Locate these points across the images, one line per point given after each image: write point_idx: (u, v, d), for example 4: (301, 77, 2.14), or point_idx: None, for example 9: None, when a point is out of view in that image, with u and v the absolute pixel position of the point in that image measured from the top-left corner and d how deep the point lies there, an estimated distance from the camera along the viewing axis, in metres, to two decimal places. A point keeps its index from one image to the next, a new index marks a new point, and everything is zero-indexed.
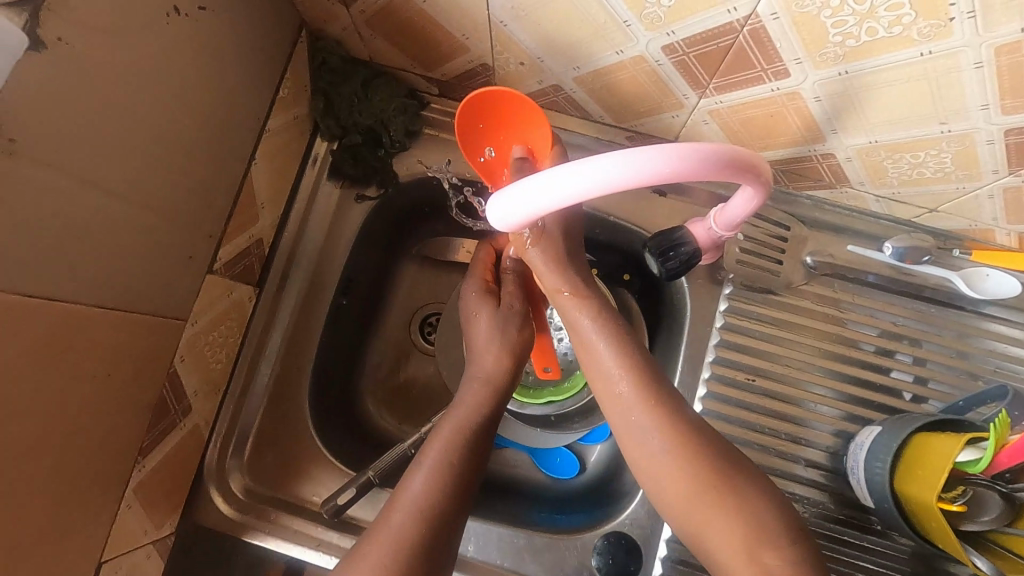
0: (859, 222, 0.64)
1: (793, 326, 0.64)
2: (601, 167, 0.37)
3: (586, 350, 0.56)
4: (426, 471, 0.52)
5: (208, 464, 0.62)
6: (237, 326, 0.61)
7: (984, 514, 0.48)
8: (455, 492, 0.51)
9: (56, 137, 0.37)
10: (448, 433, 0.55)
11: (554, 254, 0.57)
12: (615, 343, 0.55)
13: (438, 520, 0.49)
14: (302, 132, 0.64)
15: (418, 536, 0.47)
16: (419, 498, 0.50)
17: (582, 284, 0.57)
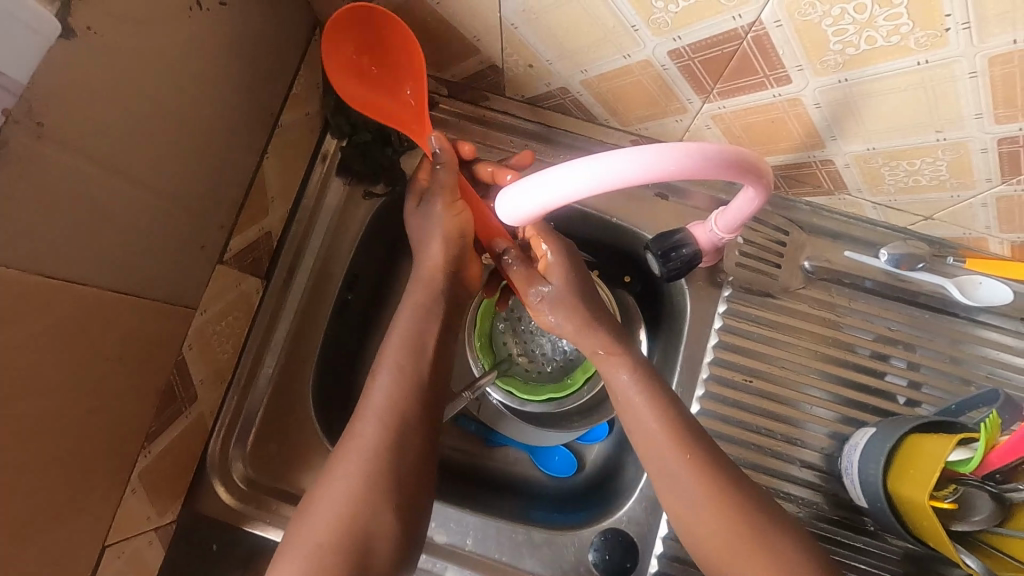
0: (856, 229, 0.65)
1: (790, 329, 0.65)
2: (601, 164, 0.38)
3: (620, 402, 0.56)
4: (388, 377, 0.54)
5: (211, 453, 0.62)
6: (244, 317, 0.62)
7: (976, 514, 0.49)
8: (418, 390, 0.54)
9: (82, 124, 0.38)
10: (404, 339, 0.56)
11: (577, 319, 0.58)
12: (642, 386, 0.55)
13: (405, 423, 0.52)
14: (313, 129, 0.65)
15: (384, 438, 0.50)
16: (383, 405, 0.52)
17: (614, 338, 0.58)
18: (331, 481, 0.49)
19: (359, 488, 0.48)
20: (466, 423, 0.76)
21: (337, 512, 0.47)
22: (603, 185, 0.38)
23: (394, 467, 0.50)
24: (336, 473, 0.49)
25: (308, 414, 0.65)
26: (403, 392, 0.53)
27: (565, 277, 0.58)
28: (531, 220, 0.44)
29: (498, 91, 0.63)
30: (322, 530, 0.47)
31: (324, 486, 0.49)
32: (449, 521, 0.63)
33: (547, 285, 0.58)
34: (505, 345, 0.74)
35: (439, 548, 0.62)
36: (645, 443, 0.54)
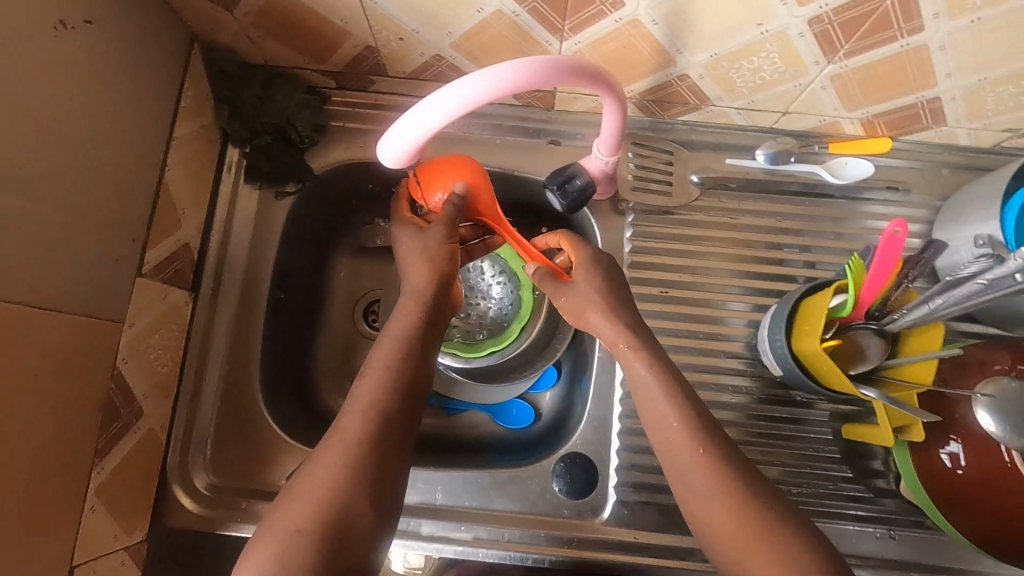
0: (731, 137, 0.71)
1: (695, 239, 0.71)
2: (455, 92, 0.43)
3: (642, 395, 0.56)
4: (373, 378, 0.55)
5: (170, 467, 0.63)
6: (178, 329, 0.63)
7: (872, 352, 0.55)
8: (405, 393, 0.56)
9: None
10: (390, 343, 0.58)
11: (606, 306, 0.60)
12: (667, 392, 0.54)
13: (386, 420, 0.53)
14: (212, 139, 0.67)
15: (371, 435, 0.52)
16: (368, 403, 0.54)
17: (637, 333, 0.58)
18: (316, 469, 0.50)
19: (340, 475, 0.49)
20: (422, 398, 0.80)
21: (318, 497, 0.48)
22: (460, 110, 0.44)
23: (377, 457, 0.51)
24: (319, 462, 0.50)
25: (261, 411, 0.67)
26: (387, 391, 0.55)
27: (590, 279, 0.61)
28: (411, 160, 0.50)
29: (381, 72, 0.67)
30: (299, 515, 0.47)
31: (302, 478, 0.50)
32: (417, 481, 0.65)
33: (581, 290, 0.61)
34: None
35: (411, 509, 0.64)
36: (665, 437, 0.54)
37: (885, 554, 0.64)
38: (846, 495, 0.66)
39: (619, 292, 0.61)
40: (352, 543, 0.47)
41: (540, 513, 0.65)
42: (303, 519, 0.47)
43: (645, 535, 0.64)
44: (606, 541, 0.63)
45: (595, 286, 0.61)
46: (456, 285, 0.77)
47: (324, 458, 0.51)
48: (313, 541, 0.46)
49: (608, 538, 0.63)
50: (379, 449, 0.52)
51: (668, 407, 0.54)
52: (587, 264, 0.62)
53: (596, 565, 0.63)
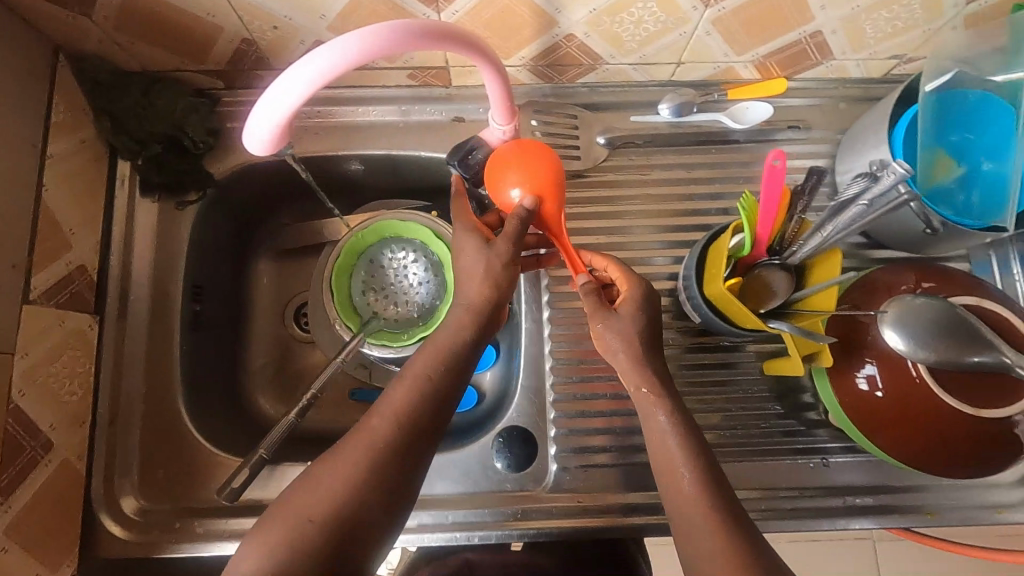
0: (633, 94, 0.71)
1: (609, 199, 0.71)
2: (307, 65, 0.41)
3: (655, 436, 0.53)
4: (410, 383, 0.52)
5: (94, 496, 0.61)
6: (83, 355, 0.61)
7: (779, 288, 0.56)
8: (441, 402, 0.51)
9: None
10: (431, 350, 0.53)
11: (635, 350, 0.54)
12: (684, 442, 0.51)
13: (415, 428, 0.50)
14: (96, 155, 0.65)
15: (397, 439, 0.49)
16: (398, 407, 0.50)
17: (662, 378, 0.54)
18: (338, 459, 0.48)
19: (359, 474, 0.47)
20: (364, 395, 0.80)
21: (332, 494, 0.46)
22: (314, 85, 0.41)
23: (398, 461, 0.49)
24: (333, 463, 0.48)
25: (188, 428, 0.65)
26: (422, 396, 0.51)
27: (634, 318, 0.54)
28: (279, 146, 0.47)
29: (266, 66, 0.65)
30: (312, 503, 0.46)
31: (309, 475, 0.49)
32: None
33: (614, 341, 0.54)
34: (368, 306, 0.74)
35: None
36: (666, 457, 0.51)
37: (824, 482, 0.66)
38: (781, 429, 0.67)
39: (652, 336, 0.55)
40: (348, 550, 0.46)
41: (483, 490, 0.64)
42: (310, 505, 0.46)
43: (590, 497, 0.64)
44: (551, 508, 0.63)
45: (635, 327, 0.54)
46: (378, 276, 0.75)
47: (343, 453, 0.49)
48: (315, 533, 0.45)
49: (553, 506, 0.63)
50: (402, 455, 0.49)
51: (671, 435, 0.52)
52: (633, 303, 0.55)
53: (544, 534, 0.63)
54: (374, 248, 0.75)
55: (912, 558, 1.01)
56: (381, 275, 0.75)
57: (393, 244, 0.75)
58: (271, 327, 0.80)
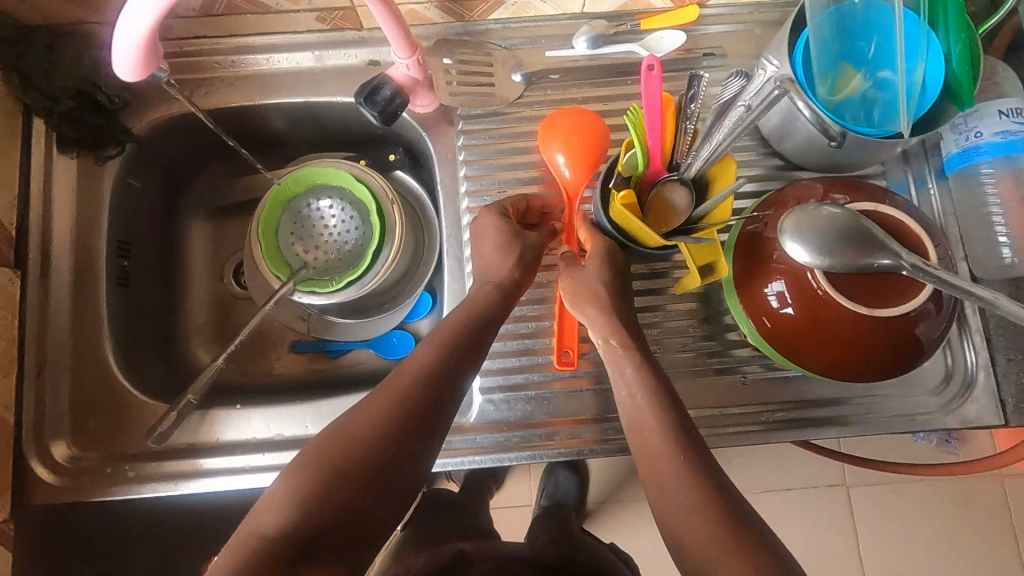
0: (546, 29, 0.71)
1: (526, 136, 0.71)
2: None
3: (629, 393, 0.56)
4: (431, 347, 0.55)
5: (27, 445, 0.62)
6: (3, 307, 0.62)
7: (679, 202, 0.56)
8: (459, 367, 0.55)
9: None
10: (450, 321, 0.58)
11: (603, 303, 0.59)
12: (655, 400, 0.54)
13: (437, 390, 0.53)
14: (7, 111, 0.65)
15: (419, 399, 0.52)
16: (420, 370, 0.53)
17: (631, 334, 0.58)
18: (367, 414, 0.50)
19: (389, 429, 0.50)
20: (304, 345, 0.81)
21: (364, 446, 0.49)
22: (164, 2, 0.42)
23: (418, 422, 0.51)
24: (360, 416, 0.50)
25: (118, 379, 0.66)
26: (440, 361, 0.54)
27: (601, 272, 0.60)
28: (148, 74, 0.48)
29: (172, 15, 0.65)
30: (347, 451, 0.48)
31: (335, 427, 0.50)
32: (286, 417, 0.66)
33: (585, 290, 0.60)
34: (298, 255, 0.75)
35: (285, 442, 0.65)
36: (637, 420, 0.54)
37: (745, 401, 0.67)
38: (703, 351, 0.68)
39: (620, 295, 0.60)
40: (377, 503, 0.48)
41: None
42: (347, 456, 0.48)
43: (513, 425, 0.65)
44: (474, 438, 0.65)
45: (603, 282, 0.60)
46: (307, 225, 0.75)
47: (370, 409, 0.51)
48: (348, 482, 0.47)
49: (478, 436, 0.65)
50: (423, 417, 0.51)
51: (638, 387, 0.55)
52: (599, 257, 0.60)
53: (469, 462, 0.64)
54: (300, 198, 0.75)
55: (875, 495, 1.02)
56: (308, 224, 0.75)
57: (316, 193, 0.76)
58: (208, 283, 0.81)
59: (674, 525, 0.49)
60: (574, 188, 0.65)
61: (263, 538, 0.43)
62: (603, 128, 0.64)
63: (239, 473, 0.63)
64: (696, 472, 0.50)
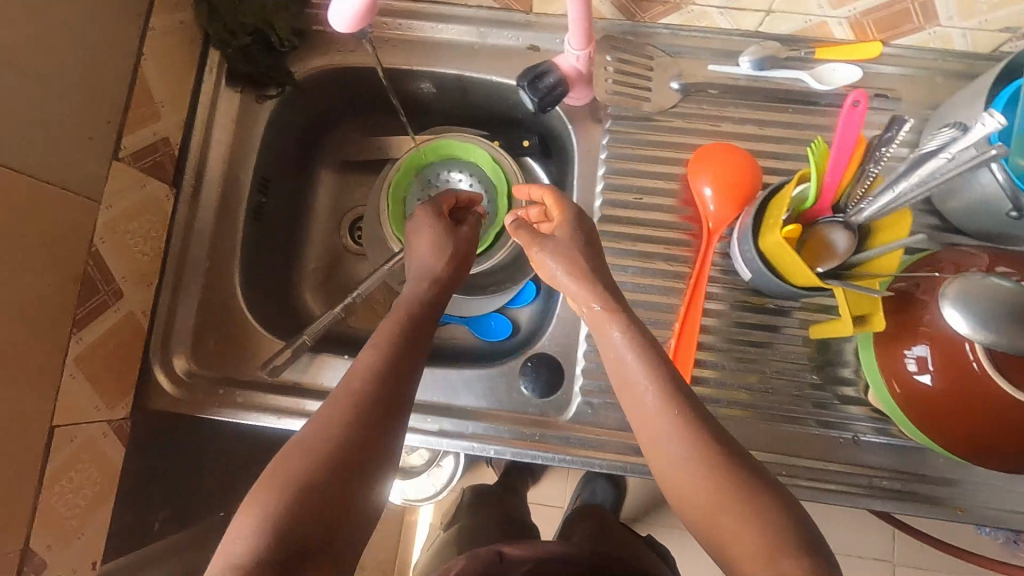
0: (715, 42, 0.69)
1: (670, 145, 0.70)
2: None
3: (633, 403, 0.50)
4: (383, 333, 0.56)
5: (154, 354, 0.66)
6: (158, 221, 0.65)
7: (838, 246, 0.54)
8: (401, 356, 0.54)
9: None
10: (399, 313, 0.58)
11: (576, 269, 0.57)
12: (679, 433, 0.47)
13: (402, 373, 0.52)
14: (192, 39, 0.69)
15: (385, 386, 0.51)
16: (381, 355, 0.53)
17: (615, 305, 0.54)
18: (336, 404, 0.49)
19: (354, 418, 0.48)
20: None
21: (332, 441, 0.46)
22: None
23: (385, 410, 0.50)
24: (329, 408, 0.49)
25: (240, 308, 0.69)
26: (397, 343, 0.54)
27: (570, 239, 0.59)
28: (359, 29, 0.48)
29: None
30: (316, 449, 0.46)
31: (310, 425, 0.49)
32: None
33: (557, 252, 0.58)
34: None
35: None
36: (651, 441, 0.49)
37: (851, 459, 0.64)
38: (813, 400, 0.66)
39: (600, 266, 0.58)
40: (345, 503, 0.44)
41: (506, 409, 0.66)
42: (314, 452, 0.45)
43: (608, 433, 0.64)
44: (570, 438, 0.64)
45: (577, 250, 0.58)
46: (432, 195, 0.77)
47: (340, 399, 0.49)
48: (313, 484, 0.44)
49: (573, 435, 0.64)
50: (389, 406, 0.50)
51: (651, 386, 0.49)
52: (569, 223, 0.60)
53: (559, 460, 0.64)
54: (432, 167, 0.77)
55: None
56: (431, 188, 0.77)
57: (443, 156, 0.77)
58: (326, 233, 0.84)
59: (678, 483, 0.47)
60: (725, 222, 0.65)
61: (237, 533, 0.42)
62: (756, 165, 0.66)
63: None
64: (706, 445, 0.47)
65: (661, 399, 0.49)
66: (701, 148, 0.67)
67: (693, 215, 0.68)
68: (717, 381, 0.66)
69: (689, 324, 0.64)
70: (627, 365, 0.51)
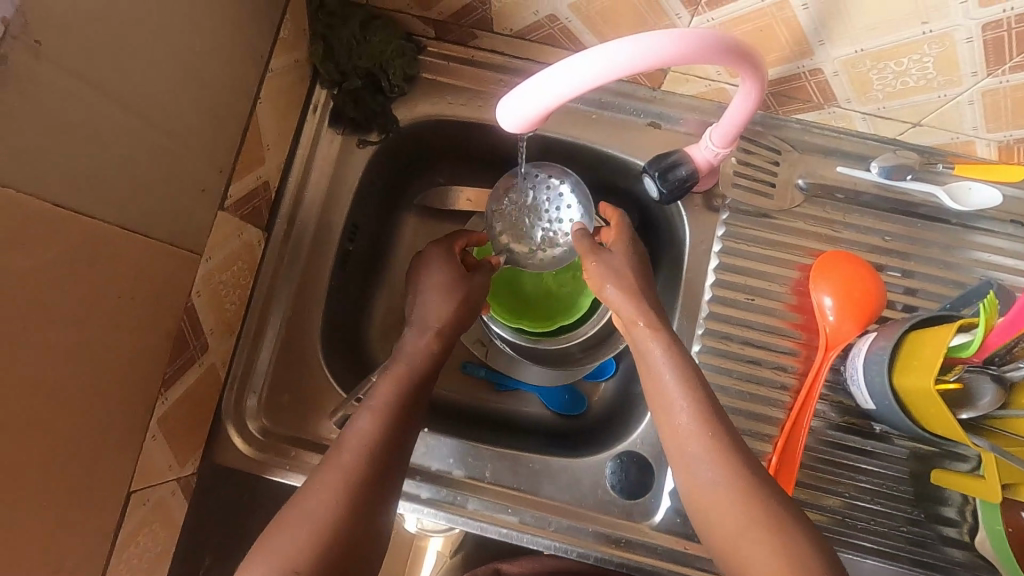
0: (847, 144, 0.66)
1: (787, 246, 0.66)
2: (532, 84, 0.40)
3: (665, 411, 0.53)
4: (374, 409, 0.55)
5: (226, 406, 0.63)
6: (248, 268, 0.62)
7: (983, 399, 0.51)
8: (394, 427, 0.54)
9: (91, 50, 0.39)
10: (390, 378, 0.58)
11: (631, 285, 0.58)
12: (717, 453, 0.50)
13: (386, 448, 0.53)
14: (302, 77, 0.65)
15: (371, 467, 0.51)
16: (366, 433, 0.53)
17: (661, 319, 0.56)
18: (321, 490, 0.49)
19: (341, 504, 0.49)
20: (472, 368, 0.78)
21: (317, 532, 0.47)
22: (538, 100, 0.40)
23: (370, 491, 0.50)
24: (311, 492, 0.49)
25: (318, 363, 0.66)
26: (386, 416, 0.55)
27: (626, 252, 0.61)
28: (529, 132, 0.43)
29: (486, 27, 0.64)
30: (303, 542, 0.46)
31: (297, 498, 0.50)
32: (467, 456, 0.64)
33: (615, 261, 0.60)
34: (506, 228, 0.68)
35: (459, 483, 0.63)
36: (675, 434, 0.52)
37: None
38: (910, 538, 0.61)
39: (645, 276, 0.60)
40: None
41: (590, 507, 0.63)
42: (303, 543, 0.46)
43: (697, 547, 0.61)
44: (655, 546, 0.61)
45: (628, 264, 0.60)
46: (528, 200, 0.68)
47: (320, 483, 0.50)
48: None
49: (659, 544, 0.61)
50: (374, 486, 0.51)
51: (687, 415, 0.52)
52: (626, 241, 0.62)
53: (642, 570, 0.60)
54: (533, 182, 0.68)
55: None
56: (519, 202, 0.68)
57: (542, 168, 0.69)
58: None
59: (707, 501, 0.49)
60: (843, 340, 0.62)
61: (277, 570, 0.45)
62: (877, 278, 0.63)
63: (412, 500, 0.61)
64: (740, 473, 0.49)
65: (700, 425, 0.51)
66: (823, 257, 0.64)
67: (804, 323, 0.65)
68: (817, 507, 0.61)
69: (794, 442, 0.60)
70: (666, 385, 0.53)
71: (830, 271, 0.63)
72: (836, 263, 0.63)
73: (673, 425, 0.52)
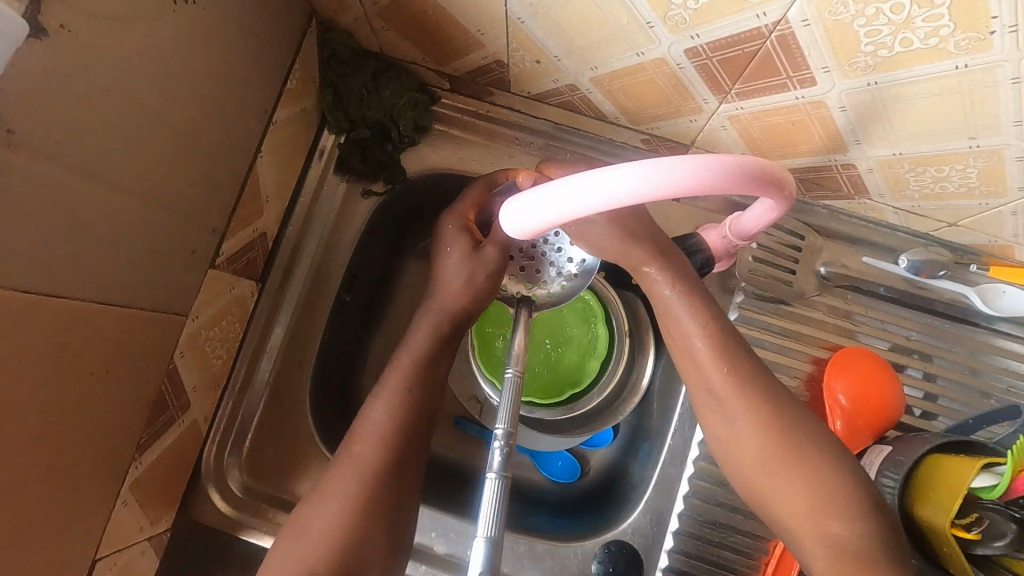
0: (875, 234, 0.62)
1: (803, 336, 0.63)
2: (608, 174, 0.35)
3: (682, 346, 0.53)
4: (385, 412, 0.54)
5: (206, 462, 0.60)
6: (238, 321, 0.60)
7: (1000, 540, 0.46)
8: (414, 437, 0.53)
9: (64, 129, 0.36)
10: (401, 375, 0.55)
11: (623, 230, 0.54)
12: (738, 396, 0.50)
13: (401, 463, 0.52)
14: (309, 124, 0.62)
15: (385, 484, 0.50)
16: (378, 441, 0.52)
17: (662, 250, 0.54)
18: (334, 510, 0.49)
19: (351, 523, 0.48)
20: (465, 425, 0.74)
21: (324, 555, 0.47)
22: (638, 195, 0.35)
23: (386, 509, 0.50)
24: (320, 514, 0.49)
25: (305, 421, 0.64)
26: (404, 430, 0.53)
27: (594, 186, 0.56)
28: (536, 236, 0.42)
29: (503, 86, 0.61)
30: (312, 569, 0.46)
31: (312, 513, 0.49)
32: (450, 531, 0.62)
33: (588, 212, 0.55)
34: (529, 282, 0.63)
35: (439, 560, 0.61)
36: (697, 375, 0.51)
37: None
38: None
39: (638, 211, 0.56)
40: None
41: None
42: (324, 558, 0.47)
43: None
44: None
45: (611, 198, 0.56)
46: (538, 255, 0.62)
47: (328, 501, 0.49)
48: None
49: None
50: (388, 500, 0.50)
51: (707, 357, 0.51)
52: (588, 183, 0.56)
53: None
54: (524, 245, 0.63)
55: None
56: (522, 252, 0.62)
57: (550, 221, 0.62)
58: None
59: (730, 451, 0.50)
60: (856, 446, 0.58)
61: None
62: (894, 380, 0.59)
63: None
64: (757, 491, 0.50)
65: (717, 363, 0.51)
66: (838, 354, 0.61)
67: None
68: None
69: None
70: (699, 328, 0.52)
71: (839, 376, 0.59)
72: (850, 364, 0.60)
73: (708, 390, 0.51)
